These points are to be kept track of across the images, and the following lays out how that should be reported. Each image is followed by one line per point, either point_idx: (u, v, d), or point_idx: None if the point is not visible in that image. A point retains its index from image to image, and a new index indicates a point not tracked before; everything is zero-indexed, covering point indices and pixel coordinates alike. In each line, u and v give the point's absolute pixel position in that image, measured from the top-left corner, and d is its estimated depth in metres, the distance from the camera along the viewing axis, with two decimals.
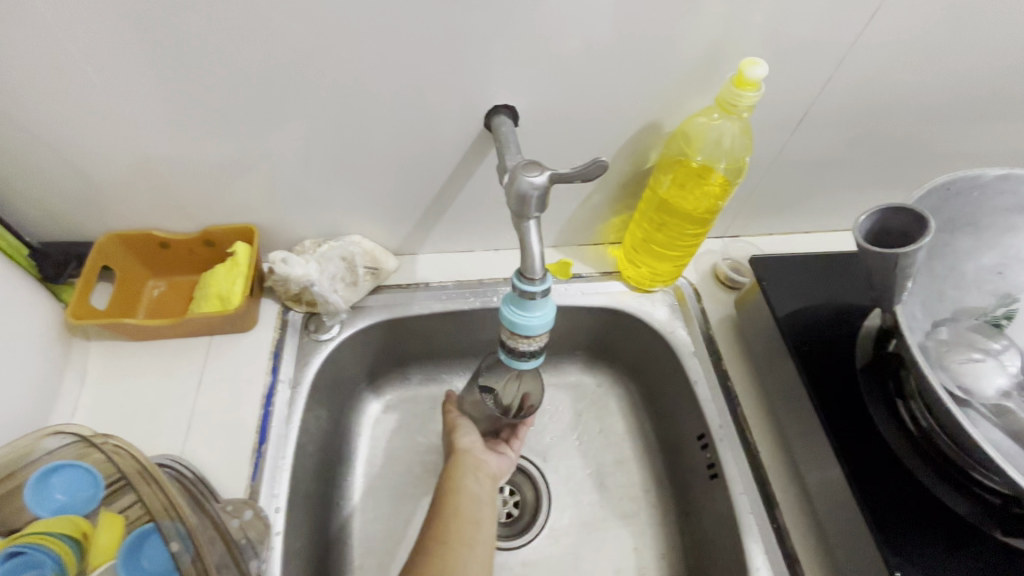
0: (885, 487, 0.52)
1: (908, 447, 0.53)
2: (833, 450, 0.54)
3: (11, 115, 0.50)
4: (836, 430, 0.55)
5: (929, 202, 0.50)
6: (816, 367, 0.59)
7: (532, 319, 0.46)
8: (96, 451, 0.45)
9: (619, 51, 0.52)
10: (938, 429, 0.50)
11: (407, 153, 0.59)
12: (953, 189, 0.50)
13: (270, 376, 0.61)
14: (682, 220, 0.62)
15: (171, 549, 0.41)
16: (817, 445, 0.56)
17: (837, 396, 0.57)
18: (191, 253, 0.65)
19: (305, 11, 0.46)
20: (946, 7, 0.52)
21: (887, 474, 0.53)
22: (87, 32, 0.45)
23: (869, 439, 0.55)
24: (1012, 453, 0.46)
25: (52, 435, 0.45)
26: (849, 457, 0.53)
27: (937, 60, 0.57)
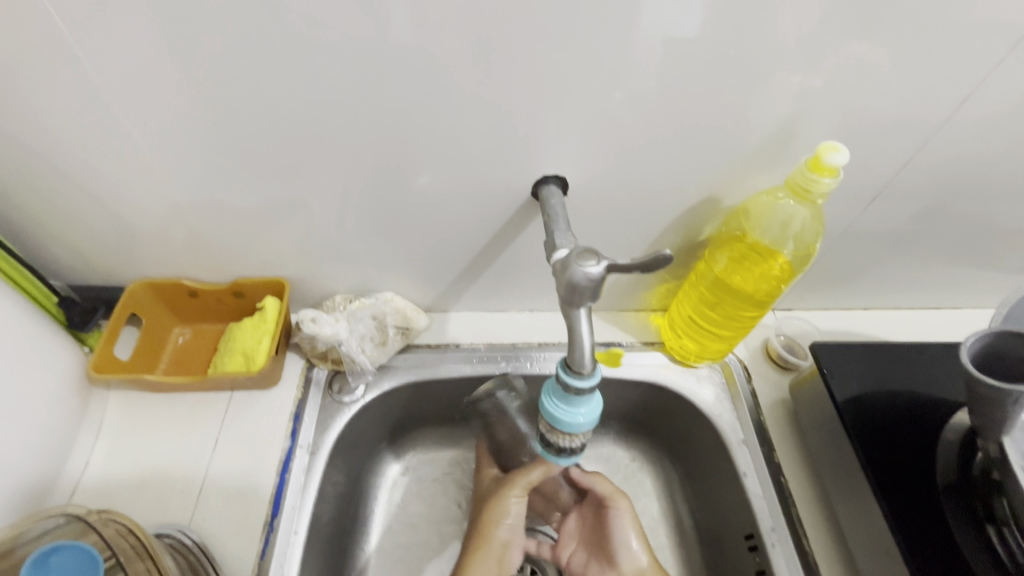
0: None
1: None
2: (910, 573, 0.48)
3: (56, 163, 0.49)
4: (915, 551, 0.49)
5: None
6: (888, 475, 0.53)
7: (576, 415, 0.42)
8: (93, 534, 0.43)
9: (680, 121, 0.49)
10: None
11: (448, 213, 0.57)
12: None
13: (289, 441, 0.58)
14: (740, 301, 0.58)
15: None
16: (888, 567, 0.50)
17: (911, 510, 0.51)
18: (220, 303, 0.63)
19: (357, 74, 0.45)
20: None
21: None
22: (138, 87, 0.45)
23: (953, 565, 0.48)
24: None
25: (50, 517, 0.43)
26: None
27: None
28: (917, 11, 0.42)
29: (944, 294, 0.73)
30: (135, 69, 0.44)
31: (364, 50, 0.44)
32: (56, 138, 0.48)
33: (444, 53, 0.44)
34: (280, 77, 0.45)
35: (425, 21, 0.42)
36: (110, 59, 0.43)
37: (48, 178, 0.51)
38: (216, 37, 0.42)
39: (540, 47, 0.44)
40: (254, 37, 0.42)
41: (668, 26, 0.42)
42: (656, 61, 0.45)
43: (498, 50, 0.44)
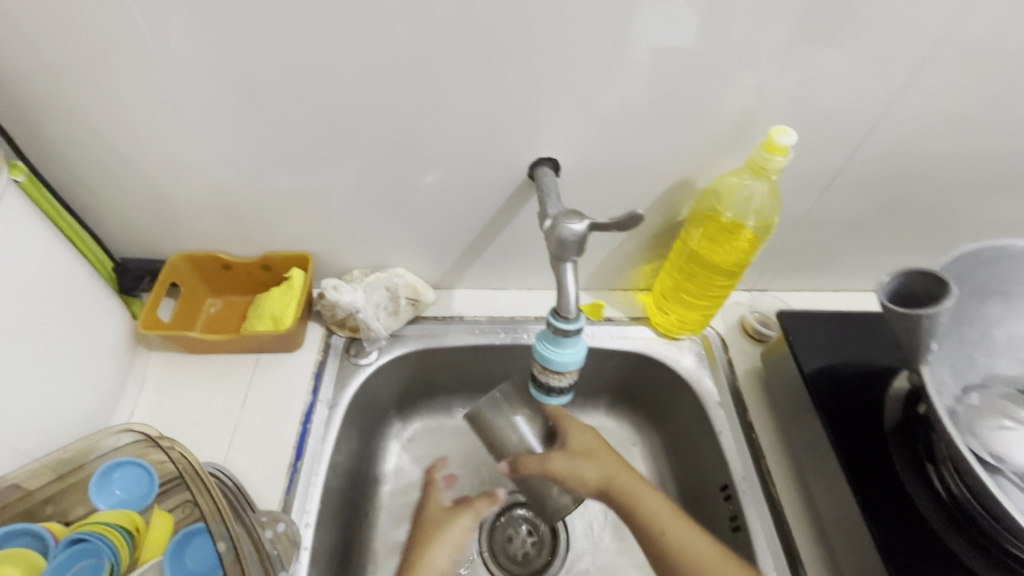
0: (913, 551, 0.51)
1: (940, 513, 0.53)
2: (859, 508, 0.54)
3: (118, 147, 0.57)
4: (865, 490, 0.55)
5: (957, 268, 0.51)
6: (843, 425, 0.59)
7: (563, 355, 0.49)
8: (155, 452, 0.49)
9: (656, 112, 0.56)
10: (968, 496, 0.50)
11: (454, 196, 0.64)
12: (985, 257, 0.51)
13: (310, 396, 0.65)
14: (711, 272, 0.65)
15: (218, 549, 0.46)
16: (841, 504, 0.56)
17: (865, 453, 0.57)
18: (249, 275, 0.70)
19: (378, 70, 0.53)
20: (967, 87, 0.55)
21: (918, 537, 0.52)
22: (192, 80, 0.53)
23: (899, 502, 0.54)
24: None
25: (118, 433, 0.49)
26: (877, 518, 0.53)
27: (961, 133, 0.60)
28: (850, 17, 0.50)
29: None
30: (190, 65, 0.52)
31: (384, 50, 0.51)
32: (120, 125, 0.56)
33: (452, 52, 0.52)
34: (312, 73, 0.53)
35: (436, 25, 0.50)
36: (169, 57, 0.51)
37: (110, 160, 0.58)
38: (259, 38, 0.50)
39: (532, 47, 0.51)
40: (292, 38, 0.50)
41: (641, 28, 0.50)
42: (633, 59, 0.52)
43: (497, 50, 0.51)
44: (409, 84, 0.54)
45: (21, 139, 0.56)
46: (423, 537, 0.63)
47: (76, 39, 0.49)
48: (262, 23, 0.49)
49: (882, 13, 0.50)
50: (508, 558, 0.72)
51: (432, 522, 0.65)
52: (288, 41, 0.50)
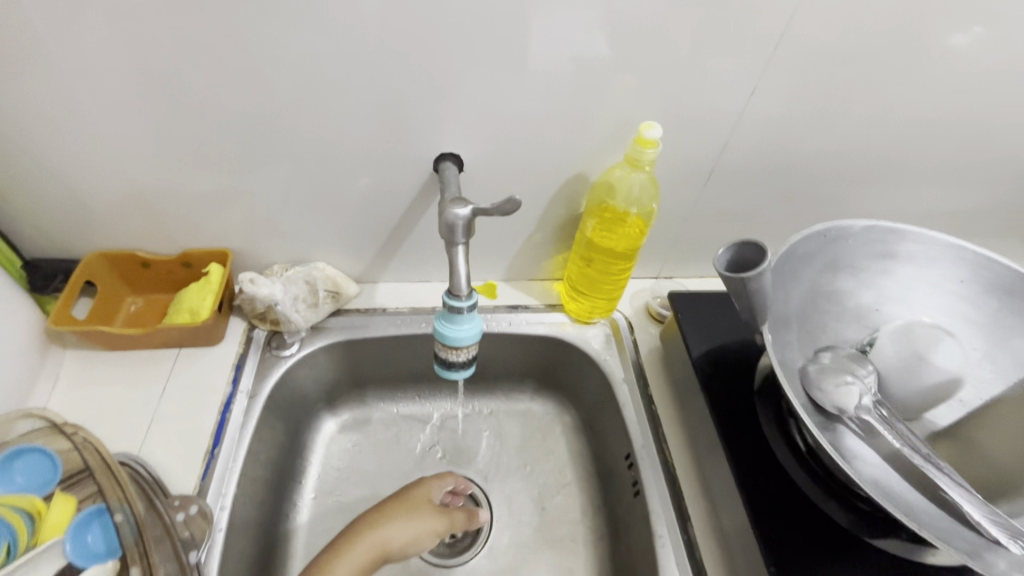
0: (769, 492, 0.59)
1: (795, 460, 0.59)
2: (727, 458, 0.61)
3: (23, 146, 0.58)
4: (731, 442, 0.62)
5: (808, 246, 0.58)
6: (720, 389, 0.66)
7: (457, 331, 0.53)
8: (61, 440, 0.54)
9: (544, 112, 0.62)
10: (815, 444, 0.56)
11: (367, 192, 0.68)
12: (829, 236, 0.59)
13: (230, 386, 0.66)
14: (607, 258, 0.71)
15: (115, 520, 0.52)
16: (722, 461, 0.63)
17: (736, 414, 0.64)
18: (169, 272, 0.72)
19: (280, 71, 0.56)
20: (812, 91, 0.64)
21: (774, 481, 0.60)
22: (97, 81, 0.55)
23: (762, 452, 0.62)
24: (868, 462, 0.55)
25: (26, 420, 0.54)
26: (741, 465, 0.60)
27: (815, 131, 0.68)
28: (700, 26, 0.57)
29: None
30: (93, 65, 0.54)
31: (280, 53, 0.55)
32: (24, 126, 0.57)
33: (347, 55, 0.56)
34: (212, 74, 0.56)
35: (328, 29, 0.54)
36: (68, 59, 0.53)
37: (16, 162, 0.59)
38: (156, 40, 0.53)
39: (422, 51, 0.56)
40: (189, 41, 0.53)
41: (517, 34, 0.56)
42: (515, 63, 0.58)
43: (388, 53, 0.56)
44: (308, 84, 0.57)
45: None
46: (397, 503, 0.65)
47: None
48: (157, 26, 0.52)
49: (726, 24, 0.57)
50: None
51: (405, 503, 0.66)
52: (186, 44, 0.53)
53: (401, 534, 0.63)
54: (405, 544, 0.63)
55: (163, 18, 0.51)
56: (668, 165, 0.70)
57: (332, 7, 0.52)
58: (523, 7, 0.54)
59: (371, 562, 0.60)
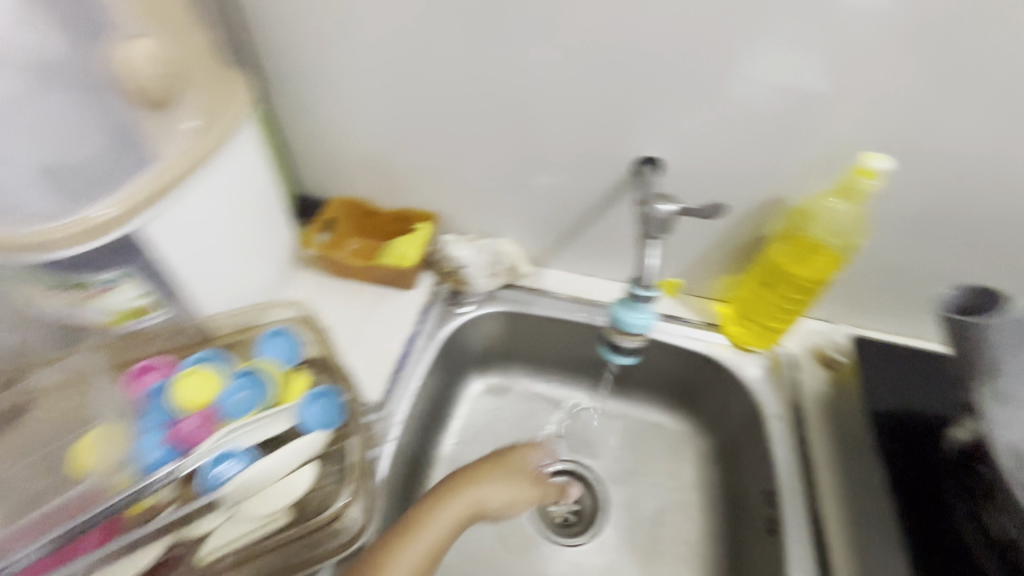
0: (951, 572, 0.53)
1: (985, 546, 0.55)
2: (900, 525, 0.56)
3: (315, 105, 0.74)
4: (906, 508, 0.57)
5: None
6: (897, 448, 0.61)
7: (633, 319, 0.58)
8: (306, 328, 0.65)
9: (757, 130, 0.62)
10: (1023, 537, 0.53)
11: (562, 183, 0.74)
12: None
13: (416, 326, 0.78)
14: (789, 286, 0.70)
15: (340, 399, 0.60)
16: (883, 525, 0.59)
17: (917, 483, 0.59)
18: (386, 222, 0.85)
19: (518, 67, 0.64)
20: None
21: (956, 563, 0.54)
22: (378, 61, 0.68)
23: (941, 529, 0.56)
24: None
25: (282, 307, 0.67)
26: (916, 533, 0.55)
27: None
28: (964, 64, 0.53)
29: None
30: (378, 48, 0.66)
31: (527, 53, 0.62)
32: (319, 90, 0.72)
33: (583, 60, 0.61)
34: (467, 66, 0.65)
35: (574, 36, 0.60)
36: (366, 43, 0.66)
37: (308, 117, 0.76)
38: (433, 34, 0.63)
39: (650, 60, 0.60)
40: (453, 35, 0.63)
41: (749, 52, 0.56)
42: (742, 82, 0.59)
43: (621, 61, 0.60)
44: (538, 81, 0.64)
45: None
46: (494, 463, 0.65)
47: (308, 24, 0.66)
48: (437, 23, 0.62)
49: (999, 58, 0.52)
50: (548, 516, 0.79)
51: (502, 464, 0.65)
52: (455, 39, 0.63)
53: (498, 495, 0.62)
54: (499, 505, 0.62)
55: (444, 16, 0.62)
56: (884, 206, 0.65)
57: (584, 16, 0.58)
58: (764, 26, 0.54)
59: (469, 516, 0.60)
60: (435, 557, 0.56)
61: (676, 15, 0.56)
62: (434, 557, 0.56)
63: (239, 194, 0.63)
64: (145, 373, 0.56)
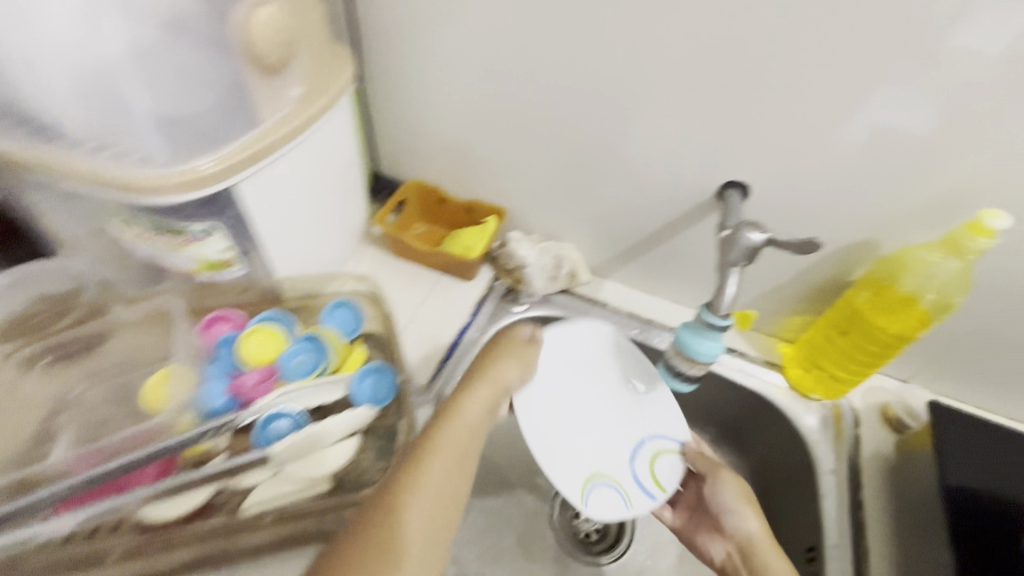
0: None
1: None
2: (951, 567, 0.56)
3: (408, 86, 0.75)
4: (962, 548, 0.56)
5: None
6: (958, 518, 0.58)
7: (700, 346, 0.54)
8: (370, 305, 0.66)
9: (855, 167, 0.58)
10: None
11: (639, 196, 0.73)
12: None
13: (471, 317, 0.79)
14: (871, 336, 0.66)
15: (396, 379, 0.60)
16: None
17: (984, 563, 0.55)
18: (457, 213, 0.86)
19: (618, 69, 0.61)
20: None
21: None
22: (475, 50, 0.67)
23: None
24: None
25: (355, 281, 0.69)
26: None
27: None
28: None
29: None
30: (478, 37, 0.66)
31: (625, 61, 0.60)
32: (418, 73, 0.73)
33: (686, 74, 0.59)
34: (556, 58, 0.63)
35: (677, 47, 0.57)
36: (468, 36, 0.66)
37: (395, 92, 0.77)
38: (534, 28, 0.62)
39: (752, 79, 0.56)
40: (555, 37, 0.62)
41: (857, 98, 0.54)
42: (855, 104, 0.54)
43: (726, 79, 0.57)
44: (637, 86, 0.62)
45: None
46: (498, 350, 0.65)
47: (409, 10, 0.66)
48: (539, 17, 0.61)
49: None
50: (573, 528, 0.78)
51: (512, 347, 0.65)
52: (545, 29, 0.61)
53: (475, 404, 0.58)
54: (716, 475, 0.66)
55: (550, 14, 0.60)
56: (1004, 269, 0.58)
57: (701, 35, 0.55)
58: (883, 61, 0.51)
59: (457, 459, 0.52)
60: (456, 498, 0.50)
61: (801, 37, 0.52)
62: (467, 464, 0.53)
63: (324, 172, 0.65)
64: (218, 323, 0.60)
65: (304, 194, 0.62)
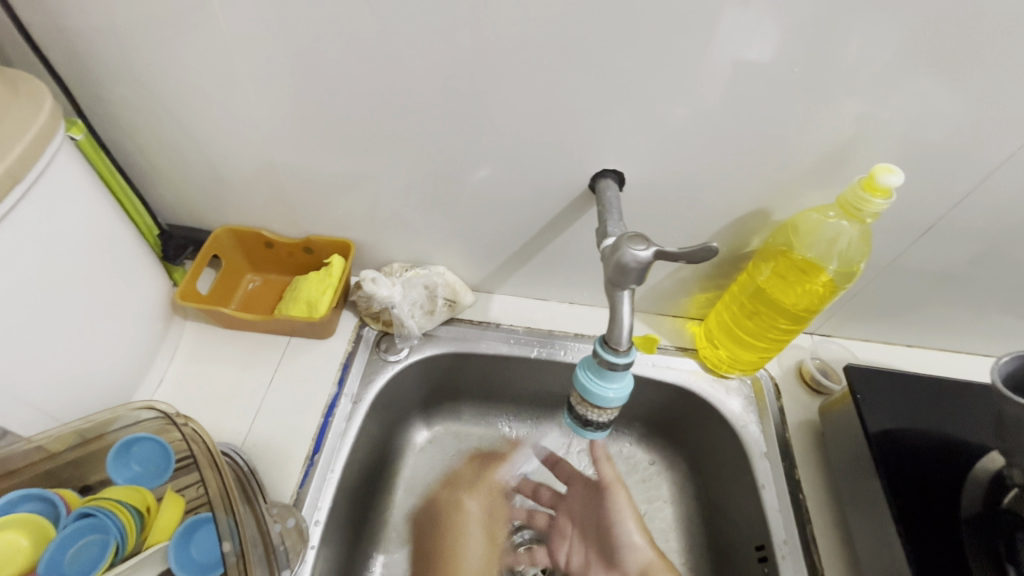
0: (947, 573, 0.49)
1: None
2: (899, 532, 0.51)
3: (172, 112, 0.56)
4: (904, 512, 0.52)
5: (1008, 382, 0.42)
6: (897, 475, 0.54)
7: (607, 390, 0.44)
8: (174, 431, 0.47)
9: (725, 133, 0.52)
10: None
11: (505, 199, 0.61)
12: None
13: (335, 388, 0.62)
14: (776, 313, 0.62)
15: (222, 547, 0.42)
16: (886, 546, 0.52)
17: (911, 513, 0.52)
18: (295, 254, 0.69)
19: (435, 53, 0.48)
20: None
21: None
22: (245, 53, 0.50)
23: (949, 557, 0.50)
24: None
25: (143, 408, 0.47)
26: (914, 542, 0.50)
27: None
28: (1008, 54, 0.43)
29: (1000, 343, 0.71)
30: (242, 34, 0.49)
31: (463, 37, 0.47)
32: (177, 93, 0.54)
33: (543, 44, 0.47)
34: (355, 49, 0.49)
35: (524, 13, 0.45)
36: (250, 24, 0.48)
37: (160, 111, 0.56)
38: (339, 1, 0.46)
39: (595, 48, 0.46)
40: (345, 22, 0.47)
41: (711, 55, 0.46)
42: (736, 59, 0.46)
43: (588, 46, 0.46)
44: (466, 73, 0.50)
45: (68, 81, 0.53)
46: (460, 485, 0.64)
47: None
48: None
49: (1005, 36, 0.42)
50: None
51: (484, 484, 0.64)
52: (328, 12, 0.47)
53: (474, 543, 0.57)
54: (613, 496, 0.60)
55: None
56: (890, 215, 0.57)
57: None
58: (730, 7, 0.43)
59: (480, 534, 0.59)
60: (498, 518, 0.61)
61: None
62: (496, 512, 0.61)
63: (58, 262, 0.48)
64: None
65: (22, 300, 0.45)
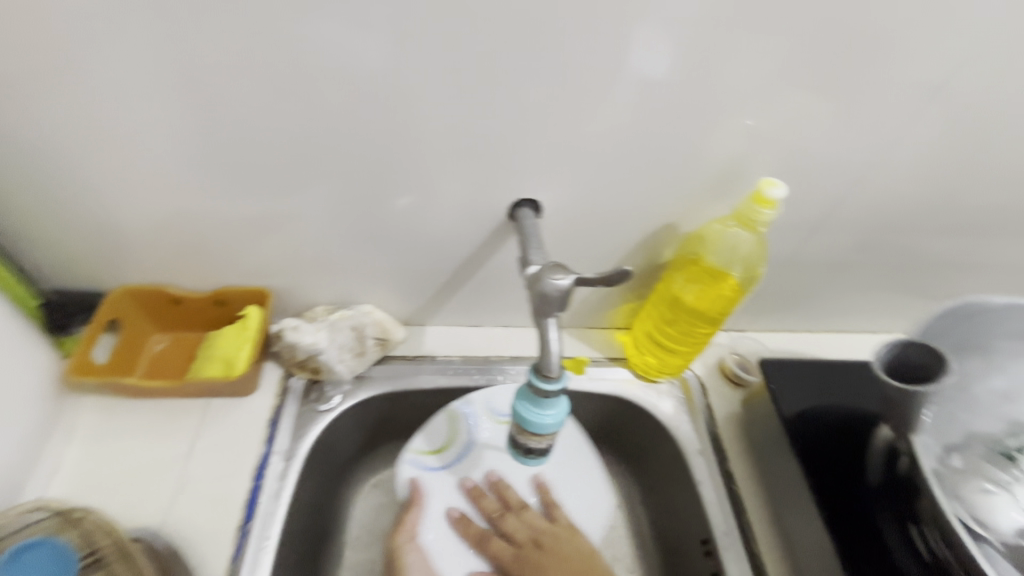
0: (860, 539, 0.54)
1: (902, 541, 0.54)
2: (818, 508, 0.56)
3: (44, 170, 0.51)
4: (821, 489, 0.57)
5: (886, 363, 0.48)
6: (812, 455, 0.59)
7: (545, 417, 0.45)
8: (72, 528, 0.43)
9: (627, 155, 0.55)
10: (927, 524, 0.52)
11: (427, 231, 0.61)
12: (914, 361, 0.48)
13: (265, 447, 0.59)
14: (695, 318, 0.66)
15: None
16: (810, 523, 0.57)
17: (826, 489, 0.57)
18: (207, 308, 0.65)
19: (335, 93, 0.48)
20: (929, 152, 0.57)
21: (868, 542, 0.54)
22: (127, 102, 0.47)
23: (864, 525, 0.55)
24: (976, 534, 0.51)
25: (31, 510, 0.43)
26: (832, 515, 0.56)
27: (925, 192, 0.61)
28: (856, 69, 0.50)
29: (886, 318, 0.80)
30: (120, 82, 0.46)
31: (363, 76, 0.47)
32: (49, 149, 0.49)
33: (445, 78, 0.48)
34: (250, 93, 0.47)
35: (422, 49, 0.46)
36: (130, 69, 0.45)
37: (29, 170, 0.51)
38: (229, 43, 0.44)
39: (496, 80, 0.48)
40: (236, 65, 0.46)
41: (603, 83, 0.49)
42: (629, 85, 0.49)
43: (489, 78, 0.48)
44: (370, 110, 0.49)
45: None
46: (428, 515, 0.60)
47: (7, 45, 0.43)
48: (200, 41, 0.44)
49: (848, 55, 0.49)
50: None
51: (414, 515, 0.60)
52: (217, 56, 0.45)
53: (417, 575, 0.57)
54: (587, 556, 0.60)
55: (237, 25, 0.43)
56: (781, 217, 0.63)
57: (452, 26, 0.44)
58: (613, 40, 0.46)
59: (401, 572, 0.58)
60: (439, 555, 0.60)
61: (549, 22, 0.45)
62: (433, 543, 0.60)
63: None
64: None
65: None
